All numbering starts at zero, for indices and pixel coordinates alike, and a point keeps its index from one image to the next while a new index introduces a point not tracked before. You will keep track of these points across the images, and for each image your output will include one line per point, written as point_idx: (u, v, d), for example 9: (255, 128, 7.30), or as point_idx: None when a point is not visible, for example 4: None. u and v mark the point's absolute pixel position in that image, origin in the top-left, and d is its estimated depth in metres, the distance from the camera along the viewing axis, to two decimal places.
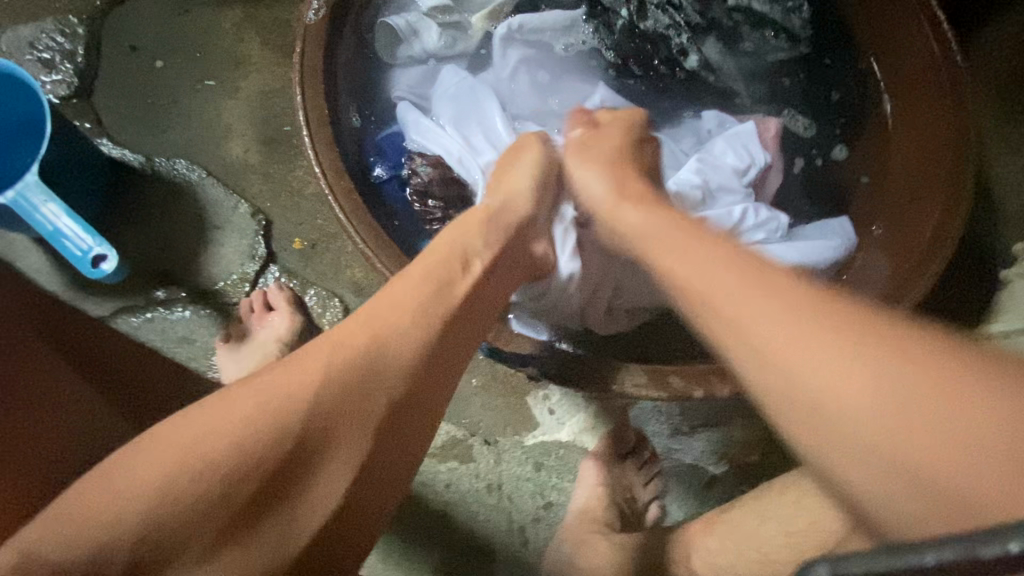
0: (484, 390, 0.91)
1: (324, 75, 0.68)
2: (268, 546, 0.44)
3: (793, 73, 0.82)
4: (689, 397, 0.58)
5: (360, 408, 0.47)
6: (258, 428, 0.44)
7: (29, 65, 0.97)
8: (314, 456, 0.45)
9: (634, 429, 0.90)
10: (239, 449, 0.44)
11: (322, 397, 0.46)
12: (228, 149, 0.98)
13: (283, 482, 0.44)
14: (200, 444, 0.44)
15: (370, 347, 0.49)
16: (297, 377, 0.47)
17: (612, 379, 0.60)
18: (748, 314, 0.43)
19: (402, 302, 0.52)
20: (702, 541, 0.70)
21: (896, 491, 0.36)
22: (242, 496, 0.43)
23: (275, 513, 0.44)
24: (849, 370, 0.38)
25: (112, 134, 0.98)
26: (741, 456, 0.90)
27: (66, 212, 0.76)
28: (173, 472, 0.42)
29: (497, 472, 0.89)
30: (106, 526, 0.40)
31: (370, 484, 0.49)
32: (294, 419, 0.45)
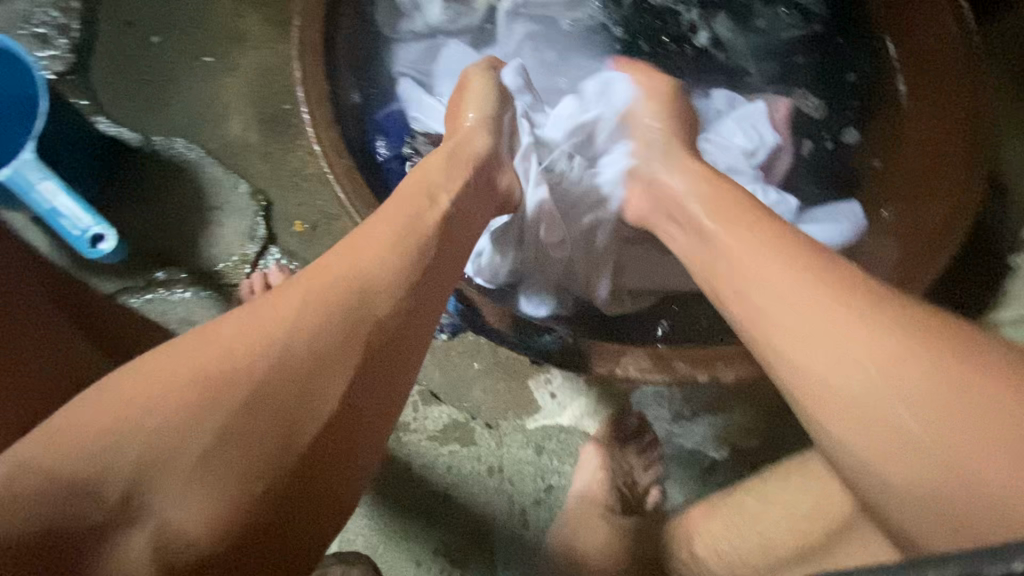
0: (485, 373, 0.91)
1: (324, 51, 0.66)
2: (247, 471, 0.39)
3: (806, 50, 0.80)
4: (694, 382, 0.57)
5: (337, 330, 0.44)
6: (218, 370, 0.41)
7: (23, 40, 0.95)
8: (294, 377, 0.42)
9: (636, 414, 0.90)
10: (197, 392, 0.40)
11: (286, 336, 0.43)
12: (227, 128, 0.96)
13: (261, 403, 0.41)
14: (153, 389, 0.40)
15: (340, 287, 0.46)
16: (273, 307, 0.44)
17: (616, 363, 0.59)
18: (788, 297, 0.46)
19: (372, 242, 0.50)
20: (704, 526, 0.71)
21: (904, 459, 0.40)
22: (197, 442, 0.39)
23: (234, 463, 0.39)
24: (883, 357, 0.42)
25: (110, 112, 0.96)
26: (742, 441, 0.90)
27: (63, 190, 0.75)
28: (138, 409, 0.39)
29: (498, 456, 0.89)
30: (77, 467, 0.37)
31: (359, 407, 0.44)
32: (256, 359, 0.41)
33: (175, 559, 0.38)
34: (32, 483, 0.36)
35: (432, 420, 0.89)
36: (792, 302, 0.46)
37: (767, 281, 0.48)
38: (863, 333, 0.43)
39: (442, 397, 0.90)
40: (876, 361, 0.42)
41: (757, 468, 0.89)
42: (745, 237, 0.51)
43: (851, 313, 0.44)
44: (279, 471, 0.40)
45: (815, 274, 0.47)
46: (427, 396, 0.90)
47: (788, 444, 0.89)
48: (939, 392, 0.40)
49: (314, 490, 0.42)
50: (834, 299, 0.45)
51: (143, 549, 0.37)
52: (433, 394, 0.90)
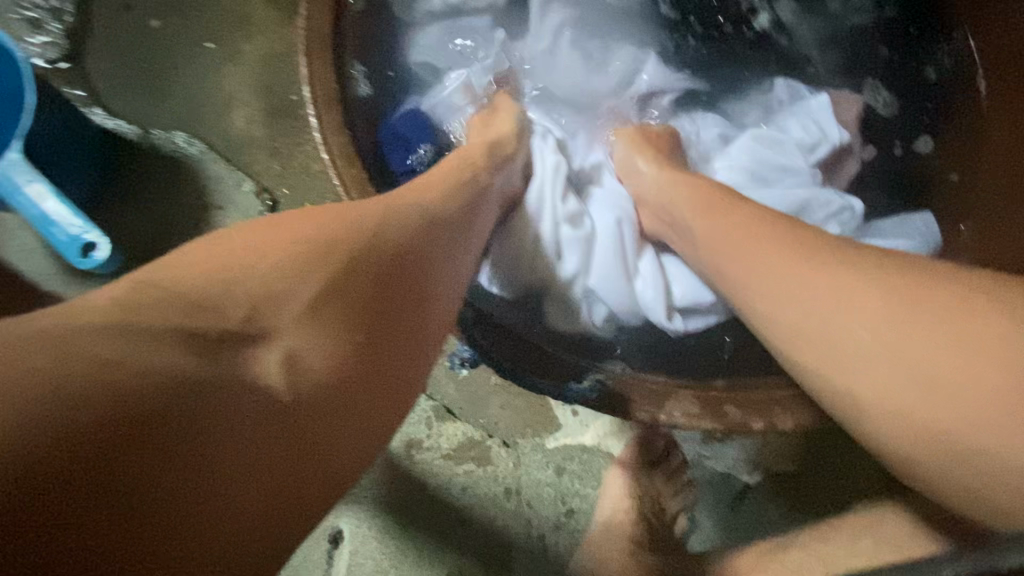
0: (503, 388, 0.85)
1: (332, 43, 0.59)
2: (352, 329, 0.37)
3: (891, 42, 0.72)
4: (747, 430, 0.53)
5: (418, 234, 0.45)
6: (293, 263, 0.37)
7: (14, 25, 0.89)
8: (387, 258, 0.41)
9: (665, 435, 0.84)
10: (279, 273, 0.36)
11: (323, 257, 0.38)
12: (230, 121, 0.90)
13: (362, 270, 0.39)
14: (247, 254, 0.37)
15: (366, 227, 0.41)
16: (354, 207, 0.43)
17: (659, 409, 0.55)
18: (791, 284, 0.47)
19: (380, 204, 0.45)
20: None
21: (920, 402, 0.42)
22: (304, 289, 0.36)
23: (345, 316, 0.37)
24: (885, 315, 0.43)
25: (106, 104, 0.90)
26: (777, 465, 0.83)
27: (53, 193, 0.71)
28: (240, 266, 0.36)
29: (516, 477, 0.84)
30: (180, 298, 0.32)
31: (433, 291, 0.45)
32: (309, 277, 0.37)
33: (307, 382, 0.34)
34: (167, 295, 0.32)
35: (447, 438, 0.84)
36: (782, 276, 0.48)
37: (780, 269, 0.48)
38: (850, 295, 0.45)
39: (457, 413, 0.85)
40: (874, 316, 0.44)
41: (794, 495, 0.83)
42: (747, 237, 0.51)
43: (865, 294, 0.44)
44: (362, 351, 0.38)
45: (818, 264, 0.47)
46: (442, 412, 0.84)
47: (828, 472, 0.83)
48: (924, 328, 0.42)
49: (402, 357, 0.41)
50: (848, 280, 0.45)
51: (279, 364, 0.34)
52: (448, 410, 0.85)
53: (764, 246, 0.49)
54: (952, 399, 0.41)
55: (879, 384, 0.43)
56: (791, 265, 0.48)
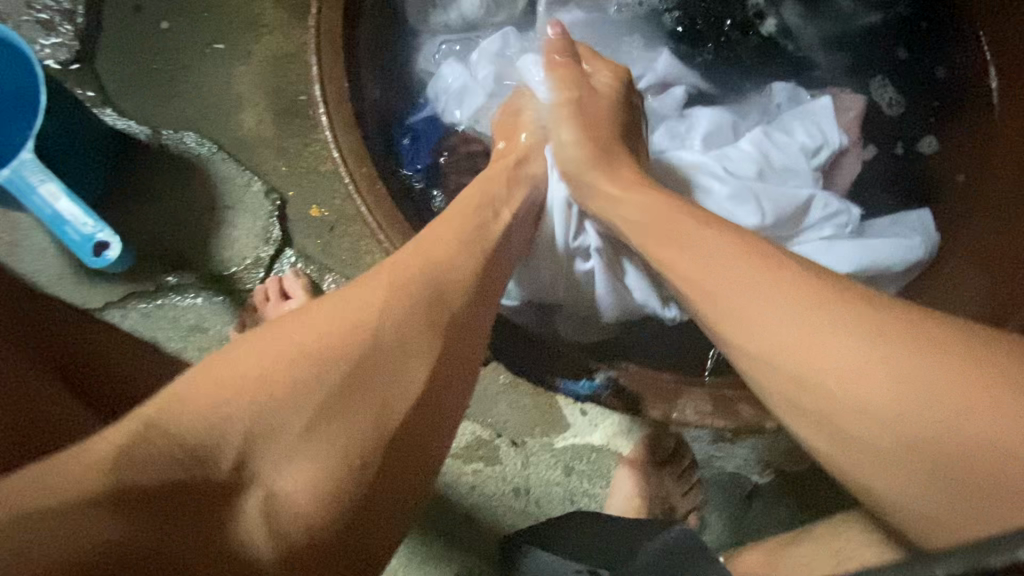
0: (512, 387, 0.85)
1: (343, 42, 0.60)
2: (345, 450, 0.40)
3: (906, 43, 0.72)
4: (757, 427, 0.54)
5: (418, 319, 0.45)
6: (280, 392, 0.39)
7: (27, 27, 0.89)
8: (382, 357, 0.43)
9: (674, 435, 0.84)
10: (276, 403, 0.39)
11: (317, 373, 0.40)
12: (239, 121, 0.90)
13: (359, 376, 0.41)
14: (237, 378, 0.40)
15: (366, 323, 0.43)
16: (358, 295, 0.45)
17: (671, 406, 0.56)
18: (767, 326, 0.46)
19: (380, 282, 0.46)
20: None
21: (900, 485, 0.42)
22: (299, 415, 0.39)
23: (340, 438, 0.40)
24: (875, 383, 0.41)
25: (117, 104, 0.91)
26: (788, 465, 0.83)
27: (65, 193, 0.71)
28: (241, 394, 0.39)
29: (525, 476, 0.83)
30: (185, 439, 0.36)
31: (446, 373, 0.45)
32: (304, 403, 0.39)
33: (287, 531, 0.37)
34: (162, 445, 0.36)
35: (455, 437, 0.84)
36: (769, 329, 0.45)
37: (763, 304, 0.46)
38: (836, 360, 0.42)
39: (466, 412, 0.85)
40: (864, 390, 0.42)
41: (805, 495, 0.83)
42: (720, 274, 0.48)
43: (841, 332, 0.43)
44: (359, 482, 0.40)
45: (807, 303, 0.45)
46: None
47: None
48: (917, 401, 0.40)
49: (403, 465, 0.42)
50: (837, 342, 0.43)
51: (261, 514, 0.37)
52: None
53: (747, 294, 0.47)
54: (937, 485, 0.41)
55: (853, 459, 0.44)
56: (779, 317, 0.45)
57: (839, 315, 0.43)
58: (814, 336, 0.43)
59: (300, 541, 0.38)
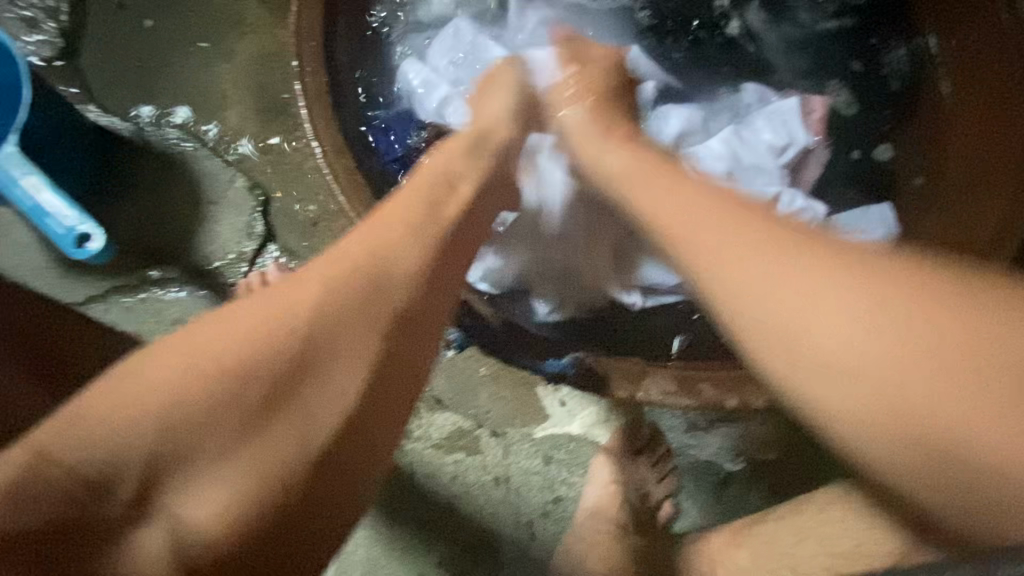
0: (493, 379, 0.87)
1: (323, 39, 0.62)
2: (261, 473, 0.41)
3: (861, 56, 0.75)
4: (721, 406, 0.57)
5: (353, 322, 0.45)
6: (198, 408, 0.40)
7: (9, 24, 0.90)
8: (309, 368, 0.43)
9: (650, 424, 0.86)
10: (194, 413, 0.40)
11: (240, 385, 0.41)
12: (223, 118, 0.92)
13: (281, 396, 0.42)
14: (157, 394, 0.40)
15: (292, 338, 0.43)
16: (287, 298, 0.45)
17: (637, 387, 0.58)
18: (719, 246, 0.45)
19: (316, 279, 0.46)
20: (729, 554, 0.69)
21: (889, 436, 0.38)
22: (215, 438, 0.40)
23: (254, 461, 0.41)
24: (845, 305, 0.40)
25: (100, 101, 0.92)
26: (759, 453, 0.85)
27: (48, 185, 0.72)
28: (155, 408, 0.40)
29: (505, 465, 0.85)
30: (100, 451, 0.38)
31: (376, 407, 0.46)
32: (221, 420, 0.41)
33: (190, 560, 0.39)
34: (56, 477, 0.38)
35: (437, 428, 0.86)
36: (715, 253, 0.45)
37: (761, 255, 0.44)
38: (796, 285, 0.42)
39: (446, 404, 0.86)
40: (831, 321, 0.40)
41: (775, 482, 0.85)
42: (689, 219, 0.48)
43: (829, 273, 0.41)
44: (274, 505, 0.41)
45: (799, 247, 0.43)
46: (432, 403, 0.86)
47: (809, 459, 0.85)
48: (892, 324, 0.39)
49: (326, 485, 0.44)
50: (794, 262, 0.43)
51: (163, 542, 0.39)
52: (437, 401, 0.86)
53: (698, 228, 0.47)
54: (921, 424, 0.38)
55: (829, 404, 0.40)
56: (723, 240, 0.45)
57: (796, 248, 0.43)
58: (768, 251, 0.44)
59: (204, 561, 0.40)
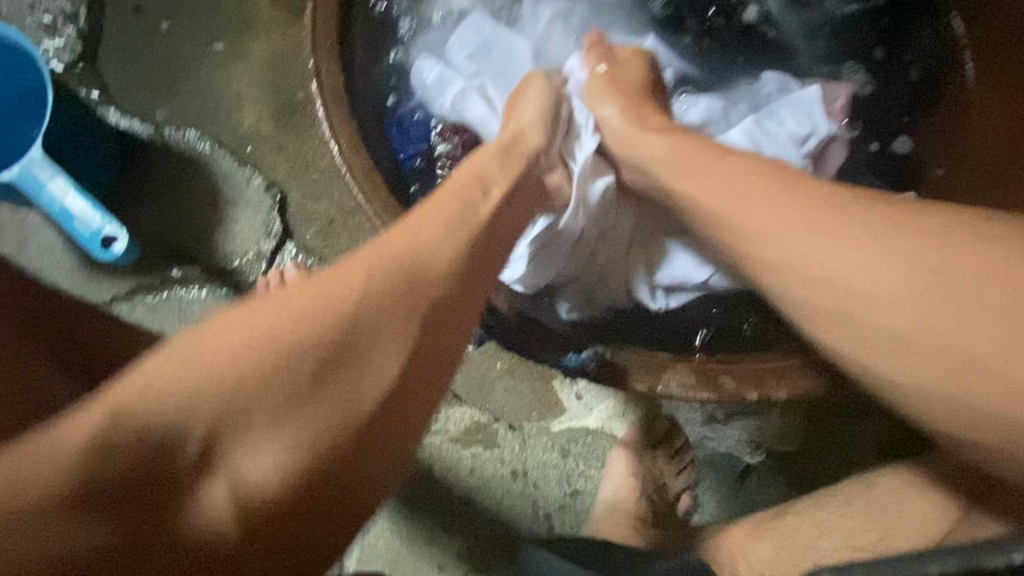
0: (509, 372, 0.87)
1: (339, 39, 0.62)
2: (317, 441, 0.41)
3: (884, 44, 0.75)
4: (740, 399, 0.57)
5: (401, 304, 0.45)
6: (252, 379, 0.40)
7: (30, 29, 0.92)
8: (362, 342, 0.43)
9: (666, 417, 0.86)
10: (251, 382, 0.40)
11: (290, 363, 0.41)
12: (239, 119, 0.93)
13: (337, 364, 0.42)
14: (222, 353, 0.41)
15: (345, 309, 0.44)
16: (341, 279, 0.45)
17: (656, 379, 0.59)
18: (781, 222, 0.50)
19: (366, 262, 0.46)
20: (749, 546, 0.66)
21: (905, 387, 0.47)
22: (271, 401, 0.40)
23: (311, 432, 0.41)
24: (891, 280, 0.46)
25: (120, 104, 0.93)
26: (779, 446, 0.85)
27: (73, 188, 0.74)
28: (213, 373, 0.40)
29: (522, 459, 0.86)
30: (155, 412, 0.38)
31: (423, 373, 0.46)
32: (276, 386, 0.41)
33: (250, 508, 0.39)
34: (122, 438, 0.37)
35: (454, 422, 0.87)
36: (774, 227, 0.51)
37: (825, 225, 0.49)
38: (857, 256, 0.47)
39: (464, 398, 0.87)
40: (880, 290, 0.46)
41: (797, 475, 0.85)
42: (753, 203, 0.52)
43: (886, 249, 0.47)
44: (333, 479, 0.41)
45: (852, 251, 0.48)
46: (449, 398, 0.87)
47: (831, 451, 0.85)
48: (933, 303, 0.45)
49: (375, 468, 0.44)
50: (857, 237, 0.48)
51: (224, 504, 0.39)
52: (454, 395, 0.87)
53: (758, 203, 0.52)
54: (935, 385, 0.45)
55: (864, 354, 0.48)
56: (783, 210, 0.51)
57: (858, 222, 0.48)
58: (824, 226, 0.49)
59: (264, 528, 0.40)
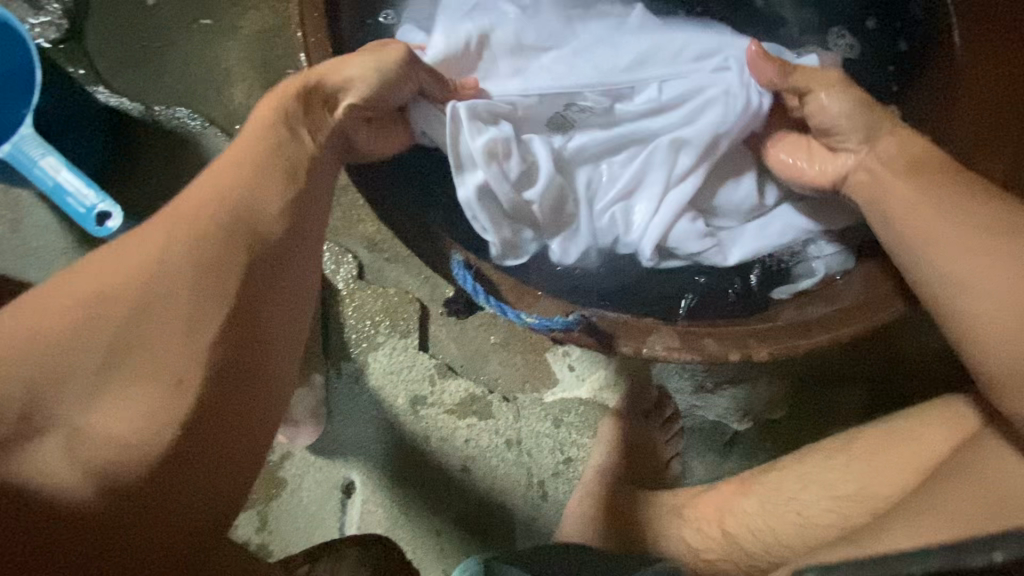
0: (502, 346, 0.90)
1: (327, 10, 0.62)
2: (144, 380, 0.40)
3: (874, 13, 0.75)
4: (724, 360, 0.59)
5: (223, 237, 0.45)
6: (65, 344, 0.38)
7: (13, 7, 0.91)
8: (189, 276, 0.42)
9: (657, 385, 0.88)
10: (71, 338, 0.39)
11: (104, 312, 0.40)
12: (229, 96, 0.93)
13: (157, 301, 0.41)
14: (33, 326, 0.38)
15: (165, 250, 0.43)
16: (147, 233, 0.44)
17: (642, 342, 0.60)
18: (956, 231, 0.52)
19: (167, 218, 0.45)
20: (738, 504, 0.69)
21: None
22: (92, 351, 0.39)
23: (143, 366, 0.40)
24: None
25: (109, 82, 0.93)
26: (765, 412, 0.87)
27: (66, 165, 0.74)
28: (27, 344, 0.38)
29: (516, 428, 0.88)
30: None
31: (264, 292, 0.46)
32: (96, 341, 0.39)
33: (93, 458, 0.38)
34: None
35: (449, 394, 0.88)
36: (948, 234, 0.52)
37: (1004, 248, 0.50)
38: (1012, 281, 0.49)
39: (459, 370, 0.90)
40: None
41: (783, 441, 0.87)
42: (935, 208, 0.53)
43: None
44: (173, 409, 0.40)
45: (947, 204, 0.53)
46: (444, 369, 0.89)
47: (818, 417, 0.87)
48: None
49: (236, 388, 0.44)
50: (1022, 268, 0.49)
51: (57, 457, 0.38)
52: (450, 368, 0.89)
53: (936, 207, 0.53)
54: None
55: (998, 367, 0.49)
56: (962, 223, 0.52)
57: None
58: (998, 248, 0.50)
59: (112, 470, 0.39)
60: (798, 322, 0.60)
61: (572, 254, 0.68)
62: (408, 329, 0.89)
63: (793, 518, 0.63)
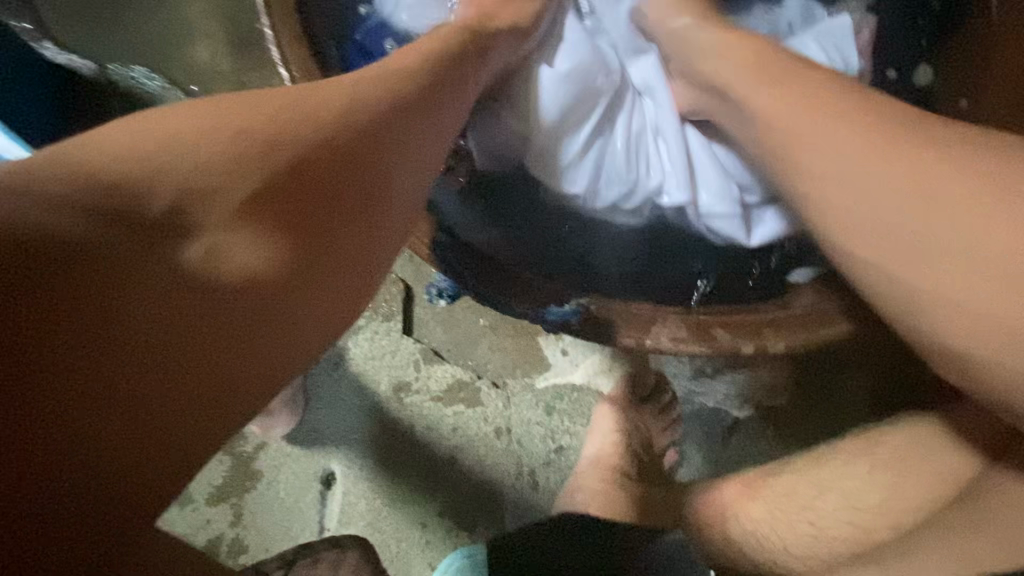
0: (492, 329, 0.84)
1: None
2: (312, 215, 0.37)
3: None
4: (735, 352, 0.54)
5: (386, 117, 0.42)
6: (237, 154, 0.36)
7: None
8: (364, 138, 0.40)
9: (654, 371, 0.84)
10: (239, 146, 0.36)
11: (276, 139, 0.37)
12: (192, 54, 0.84)
13: (333, 148, 0.39)
14: (190, 131, 0.36)
15: (342, 106, 0.40)
16: (330, 87, 0.42)
17: (646, 334, 0.55)
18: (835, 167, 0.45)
19: (358, 78, 0.43)
20: (741, 505, 0.65)
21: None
22: (262, 166, 0.36)
23: (306, 199, 0.37)
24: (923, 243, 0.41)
25: (56, 36, 0.79)
26: (768, 400, 0.83)
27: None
28: (204, 141, 0.36)
29: (506, 416, 0.83)
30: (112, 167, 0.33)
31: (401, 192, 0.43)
32: (274, 156, 0.36)
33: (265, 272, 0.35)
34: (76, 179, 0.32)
35: (436, 380, 0.83)
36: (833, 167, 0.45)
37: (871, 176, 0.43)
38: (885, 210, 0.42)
39: (445, 355, 0.84)
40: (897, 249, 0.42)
41: (787, 427, 0.83)
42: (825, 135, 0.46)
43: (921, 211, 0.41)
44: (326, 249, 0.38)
45: (885, 136, 0.44)
46: (430, 355, 0.83)
47: (825, 405, 0.83)
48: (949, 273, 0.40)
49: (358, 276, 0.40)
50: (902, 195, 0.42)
51: (221, 250, 0.34)
52: (436, 353, 0.84)
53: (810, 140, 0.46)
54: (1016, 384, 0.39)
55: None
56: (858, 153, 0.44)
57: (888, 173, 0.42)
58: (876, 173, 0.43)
59: (263, 288, 0.35)
60: (816, 310, 0.55)
61: (580, 182, 0.62)
62: (390, 312, 0.83)
63: (805, 525, 0.59)
